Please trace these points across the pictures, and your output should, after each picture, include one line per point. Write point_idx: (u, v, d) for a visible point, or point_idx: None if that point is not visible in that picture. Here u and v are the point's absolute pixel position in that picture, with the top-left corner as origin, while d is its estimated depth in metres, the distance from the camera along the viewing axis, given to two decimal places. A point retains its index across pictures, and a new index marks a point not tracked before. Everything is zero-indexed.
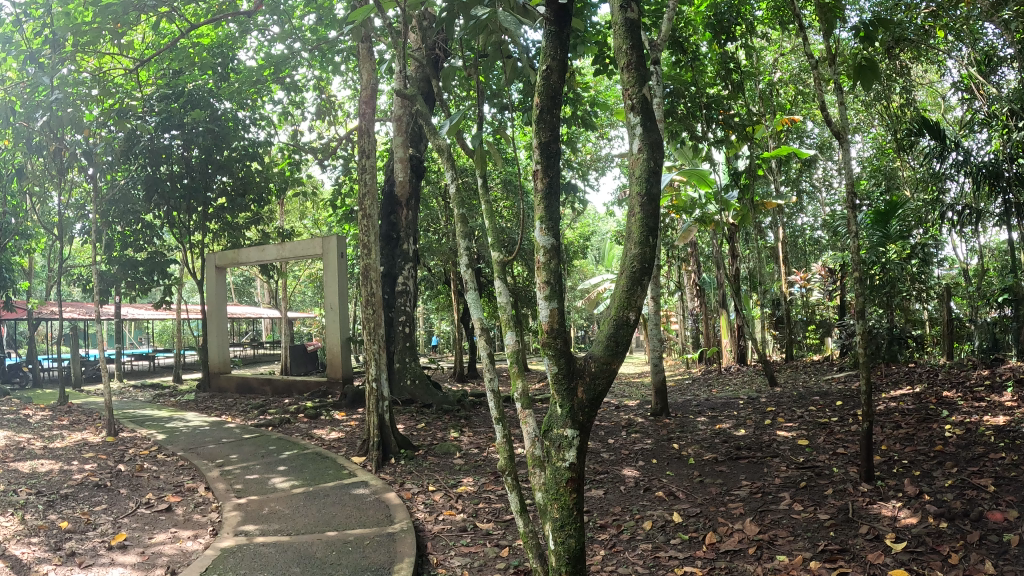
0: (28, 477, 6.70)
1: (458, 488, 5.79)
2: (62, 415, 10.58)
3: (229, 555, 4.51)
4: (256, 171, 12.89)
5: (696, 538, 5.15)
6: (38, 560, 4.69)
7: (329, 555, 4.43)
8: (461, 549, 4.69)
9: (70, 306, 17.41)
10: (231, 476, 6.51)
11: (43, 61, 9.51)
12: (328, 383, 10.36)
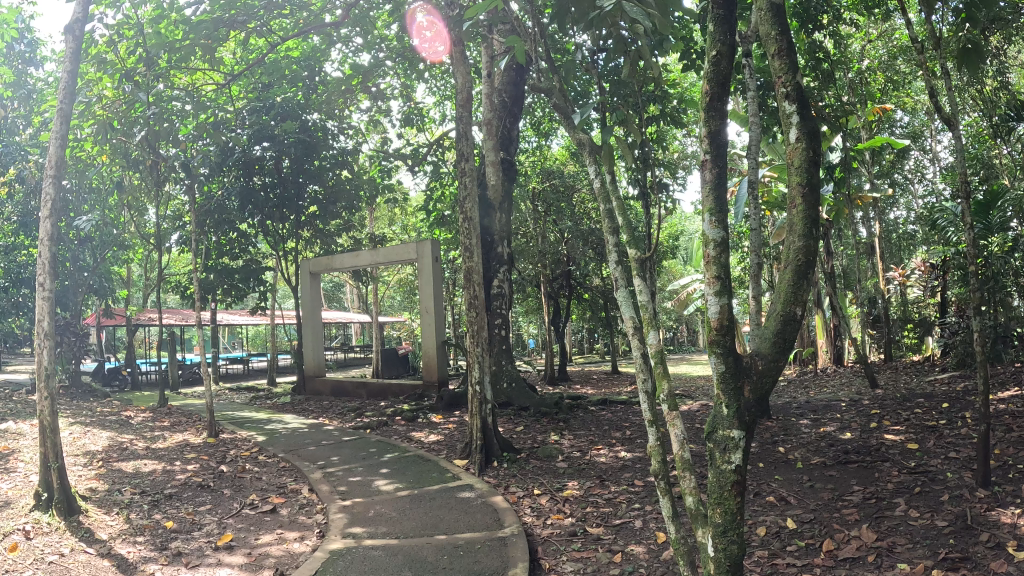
0: (133, 477, 6.96)
1: (565, 491, 5.73)
2: (162, 417, 11.00)
3: (339, 557, 4.57)
4: (345, 179, 13.19)
5: (813, 545, 4.93)
6: (145, 559, 4.85)
7: (442, 559, 4.42)
8: (573, 554, 4.61)
9: (169, 314, 18.17)
10: (335, 477, 6.61)
11: (139, 79, 9.84)
12: (424, 386, 10.46)
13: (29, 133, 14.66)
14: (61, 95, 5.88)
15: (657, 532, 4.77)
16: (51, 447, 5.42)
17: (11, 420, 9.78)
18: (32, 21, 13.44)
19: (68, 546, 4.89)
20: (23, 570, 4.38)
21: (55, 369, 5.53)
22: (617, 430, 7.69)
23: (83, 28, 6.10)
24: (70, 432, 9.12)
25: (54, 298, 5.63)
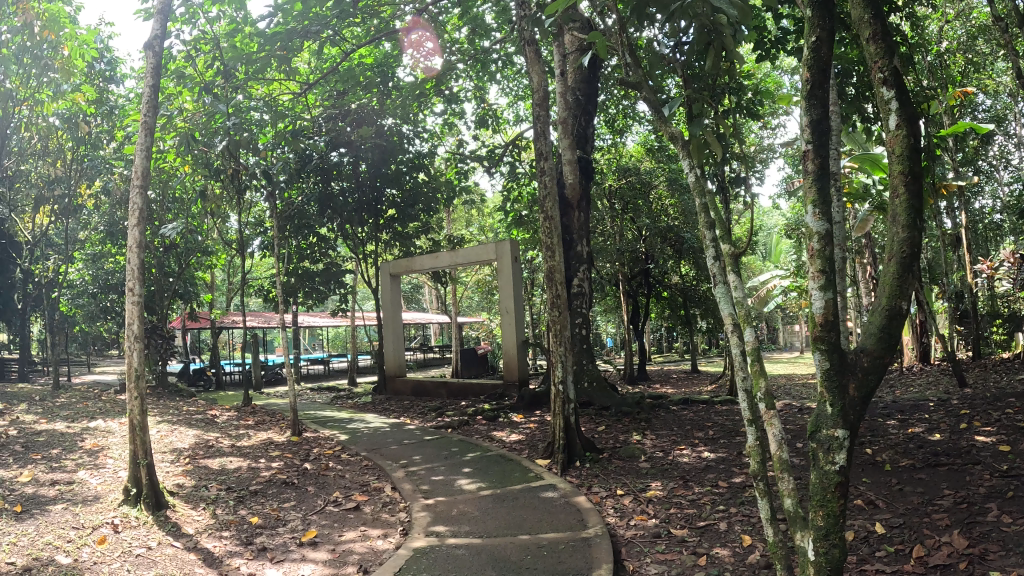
0: (219, 473, 7.25)
1: (648, 492, 5.72)
2: (246, 416, 11.41)
3: (422, 555, 4.66)
4: (423, 182, 13.70)
5: (903, 551, 4.77)
6: (230, 553, 5.06)
7: (526, 559, 4.47)
8: (657, 557, 4.59)
9: (252, 316, 18.86)
10: (417, 476, 6.75)
11: (218, 91, 10.06)
12: (504, 386, 10.59)
13: (116, 147, 15.41)
14: (144, 109, 6.17)
15: (743, 535, 4.70)
16: (140, 444, 5.70)
17: (106, 419, 10.32)
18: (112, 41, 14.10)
19: (156, 539, 5.15)
20: (113, 562, 4.65)
21: (144, 370, 5.80)
22: (700, 430, 7.61)
23: (161, 44, 6.39)
24: (160, 430, 9.56)
25: (142, 302, 5.93)
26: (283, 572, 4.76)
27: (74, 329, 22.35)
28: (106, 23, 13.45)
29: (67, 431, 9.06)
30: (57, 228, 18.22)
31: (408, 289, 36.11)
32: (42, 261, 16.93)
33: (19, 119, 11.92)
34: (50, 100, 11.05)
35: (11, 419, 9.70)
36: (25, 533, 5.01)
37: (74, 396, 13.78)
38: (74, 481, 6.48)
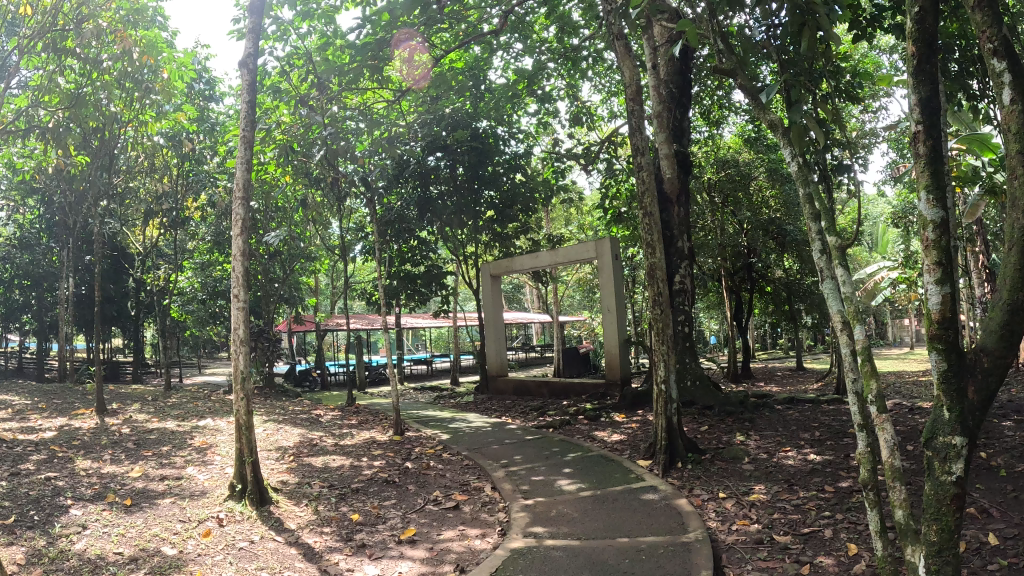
0: (322, 471, 7.45)
1: (751, 495, 5.50)
2: (350, 415, 11.73)
3: (520, 556, 4.63)
4: (520, 183, 13.55)
5: (1019, 566, 4.38)
6: (330, 549, 5.16)
7: (624, 563, 4.36)
8: (759, 564, 4.39)
9: (356, 318, 19.46)
10: (518, 476, 6.74)
11: (313, 102, 10.27)
12: (607, 386, 10.51)
13: (219, 161, 16.15)
14: (242, 124, 6.41)
15: (848, 543, 4.44)
16: (244, 443, 5.91)
17: (216, 418, 10.81)
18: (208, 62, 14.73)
19: (258, 533, 5.31)
20: (216, 554, 4.82)
21: (250, 372, 6.00)
22: (807, 430, 7.29)
23: (255, 60, 6.60)
24: (265, 428, 9.93)
25: (248, 307, 6.13)
26: (380, 569, 4.80)
27: (186, 334, 23.60)
28: (202, 45, 14.08)
29: (179, 430, 9.53)
30: (168, 239, 19.28)
31: (508, 289, 36.28)
32: (154, 270, 17.95)
33: (127, 140, 12.60)
34: (154, 120, 11.67)
35: (128, 419, 10.29)
36: (135, 525, 5.25)
37: (185, 397, 14.51)
38: (181, 476, 6.80)
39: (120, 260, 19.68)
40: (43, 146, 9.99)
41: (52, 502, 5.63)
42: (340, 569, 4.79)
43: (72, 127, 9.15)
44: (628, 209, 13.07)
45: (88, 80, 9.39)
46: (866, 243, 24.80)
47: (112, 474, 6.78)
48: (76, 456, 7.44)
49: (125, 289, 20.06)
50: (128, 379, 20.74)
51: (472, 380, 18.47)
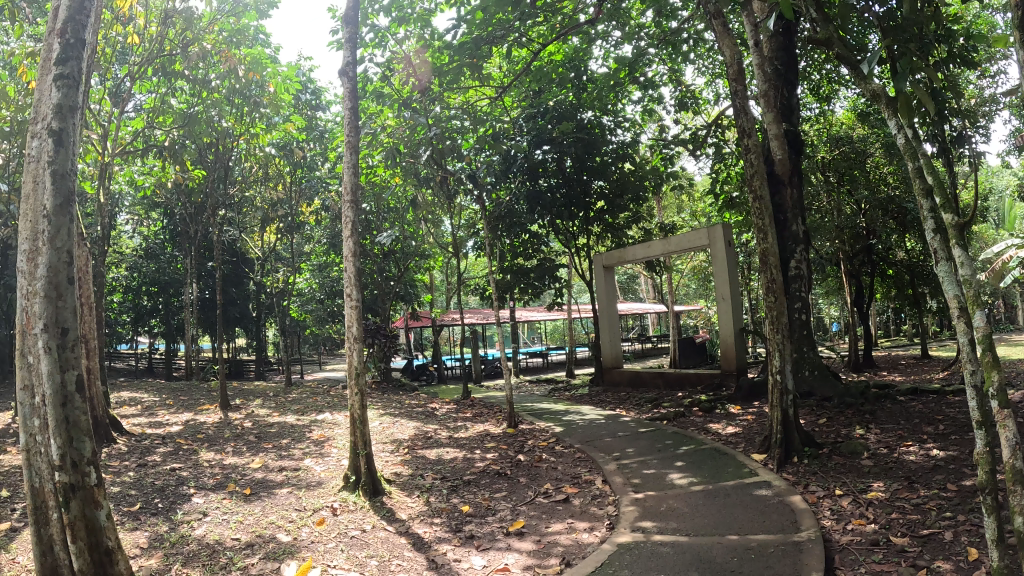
0: (435, 464, 7.61)
1: (869, 494, 5.20)
2: (465, 408, 11.95)
3: (627, 551, 4.56)
4: (629, 171, 13.21)
5: None
6: (439, 539, 5.21)
7: (732, 562, 4.21)
8: (873, 567, 4.13)
9: (473, 313, 19.93)
10: (629, 470, 6.63)
11: (417, 105, 10.07)
12: (722, 376, 10.30)
13: (329, 167, 16.77)
14: (346, 129, 6.55)
15: (969, 548, 4.10)
16: (360, 435, 6.07)
17: (334, 412, 11.31)
18: (311, 74, 15.34)
19: (370, 522, 5.44)
20: (329, 541, 4.94)
21: (364, 367, 6.16)
22: (935, 422, 6.82)
23: (354, 68, 6.77)
24: (382, 422, 10.25)
25: (361, 306, 6.31)
26: (486, 560, 4.79)
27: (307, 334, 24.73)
28: (303, 59, 14.69)
29: (298, 424, 10.00)
30: (286, 244, 20.30)
31: (621, 281, 35.78)
32: (274, 273, 18.94)
33: (241, 153, 13.38)
34: (264, 132, 12.30)
35: (251, 414, 10.90)
36: (253, 513, 5.50)
37: (306, 392, 15.21)
38: (299, 468, 7.11)
39: (240, 265, 20.97)
40: (161, 163, 10.76)
41: (176, 492, 6.02)
42: (447, 558, 4.81)
43: (185, 143, 9.82)
44: (739, 193, 12.69)
45: (198, 99, 10.01)
46: (1001, 217, 22.98)
47: (234, 466, 7.20)
48: (200, 448, 7.96)
49: (246, 292, 21.29)
50: (249, 375, 22.02)
51: (586, 372, 18.38)
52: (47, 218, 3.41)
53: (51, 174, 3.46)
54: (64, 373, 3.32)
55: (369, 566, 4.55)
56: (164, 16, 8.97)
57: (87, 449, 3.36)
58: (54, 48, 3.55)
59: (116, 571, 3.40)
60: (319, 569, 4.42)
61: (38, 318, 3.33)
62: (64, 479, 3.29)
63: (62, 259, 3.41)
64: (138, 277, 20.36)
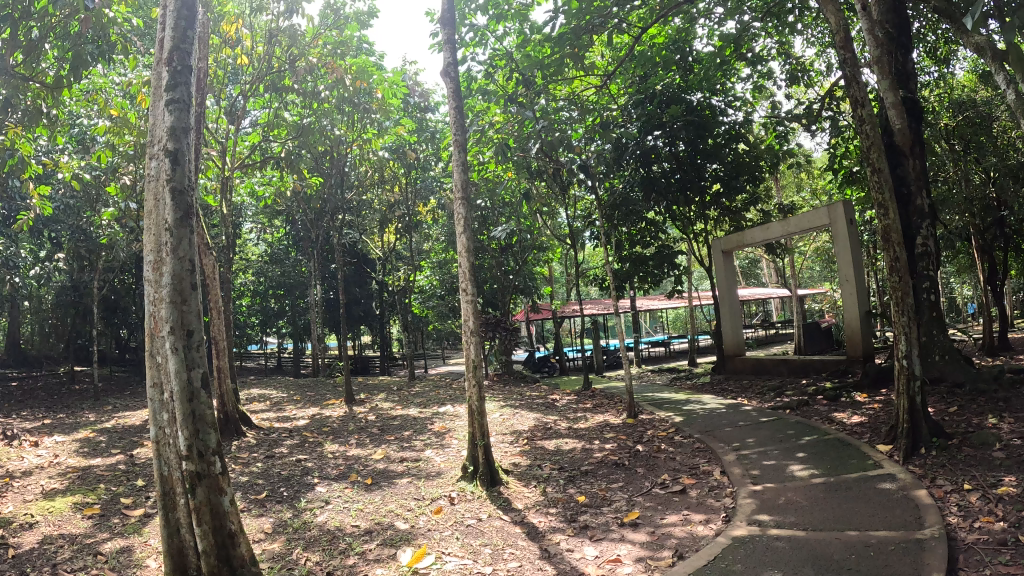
0: (554, 454, 7.12)
1: (1000, 489, 4.76)
2: (585, 399, 11.29)
3: (741, 544, 4.20)
4: (745, 151, 11.82)
5: None
6: (553, 529, 4.86)
7: (848, 559, 3.83)
8: (1000, 569, 3.71)
9: (592, 304, 19.81)
10: (747, 461, 6.04)
11: (522, 99, 9.17)
12: (848, 362, 9.77)
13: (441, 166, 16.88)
14: (452, 127, 6.08)
15: None
16: (478, 426, 5.87)
17: (456, 404, 11.38)
18: (418, 78, 15.72)
19: (486, 512, 5.26)
20: (445, 529, 4.87)
21: (482, 360, 5.92)
22: None
23: (455, 65, 6.21)
24: (502, 413, 10.02)
25: (477, 300, 6.04)
26: (599, 550, 4.41)
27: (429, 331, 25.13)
28: (409, 63, 15.08)
29: (420, 417, 10.17)
30: (405, 243, 20.85)
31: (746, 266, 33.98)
32: (396, 271, 19.54)
33: (354, 160, 13.88)
34: (375, 137, 12.54)
35: (374, 408, 11.30)
36: (373, 501, 5.64)
37: (429, 386, 15.48)
38: (419, 459, 7.20)
39: (362, 266, 21.84)
40: (280, 173, 11.13)
41: (301, 481, 6.42)
42: (560, 548, 4.50)
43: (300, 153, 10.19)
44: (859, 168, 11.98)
45: (310, 110, 10.63)
46: None
47: (358, 457, 7.47)
48: (325, 441, 8.40)
49: (369, 291, 22.09)
50: (377, 372, 22.83)
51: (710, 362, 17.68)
52: (169, 230, 3.54)
53: (170, 190, 3.60)
54: (191, 371, 3.45)
55: (483, 554, 4.41)
56: (270, 36, 9.46)
57: (212, 440, 3.49)
58: (163, 76, 3.71)
59: (239, 554, 3.51)
60: (434, 555, 4.36)
61: (165, 320, 3.46)
62: (191, 467, 3.42)
63: (186, 268, 3.54)
64: (265, 281, 21.61)
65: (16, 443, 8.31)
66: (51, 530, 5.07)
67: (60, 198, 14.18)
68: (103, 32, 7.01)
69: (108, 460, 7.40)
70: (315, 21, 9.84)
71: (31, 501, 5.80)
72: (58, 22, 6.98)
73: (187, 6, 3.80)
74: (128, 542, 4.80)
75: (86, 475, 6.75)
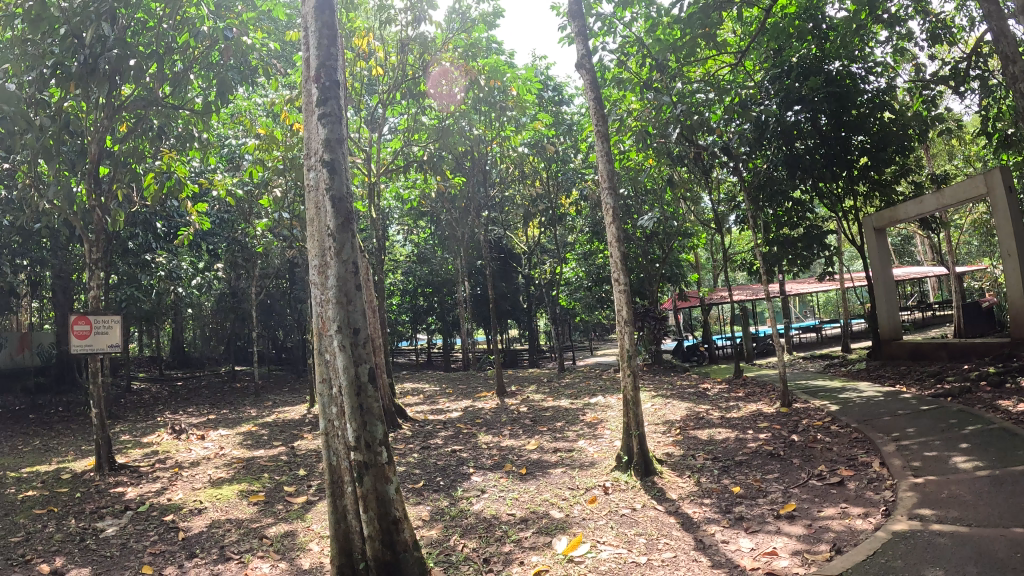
0: (707, 444, 6.98)
1: None
2: (736, 387, 10.98)
3: (900, 541, 3.99)
4: (891, 120, 11.08)
5: None
6: (708, 520, 4.80)
7: (1018, 558, 3.54)
8: None
9: (738, 291, 19.09)
10: (908, 451, 5.71)
11: (657, 84, 8.65)
12: (1012, 346, 8.97)
13: (582, 158, 16.48)
14: (592, 118, 6.11)
15: None
16: (632, 416, 5.86)
17: (606, 394, 11.27)
18: (549, 72, 15.68)
19: (640, 502, 5.24)
20: (600, 519, 4.91)
21: (636, 349, 5.90)
22: None
23: (589, 57, 6.20)
24: (653, 403, 9.79)
25: (630, 290, 5.95)
26: (755, 543, 4.31)
27: (575, 322, 24.91)
28: (539, 58, 15.04)
29: (572, 407, 10.16)
30: (544, 236, 20.87)
31: (899, 244, 31.69)
32: (540, 264, 19.65)
33: (497, 156, 14.05)
34: (515, 134, 12.60)
35: (525, 399, 11.44)
36: (528, 490, 5.75)
37: (579, 375, 15.42)
38: (572, 449, 7.17)
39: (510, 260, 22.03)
40: (424, 175, 11.36)
41: (456, 471, 6.62)
42: (715, 539, 4.43)
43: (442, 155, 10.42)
44: (1016, 128, 10.96)
45: (447, 113, 10.78)
46: None
47: (513, 447, 7.58)
48: (478, 432, 8.62)
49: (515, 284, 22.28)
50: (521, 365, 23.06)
51: (865, 346, 16.65)
52: (332, 235, 3.75)
53: (330, 199, 3.79)
54: (358, 367, 3.64)
55: (637, 544, 4.42)
56: (401, 46, 9.81)
57: (379, 431, 3.68)
58: (314, 92, 3.90)
59: (403, 540, 3.66)
60: (589, 543, 4.42)
61: (333, 319, 3.69)
62: (360, 457, 3.63)
63: (350, 269, 3.73)
64: (415, 280, 22.47)
65: (185, 437, 9.10)
66: (218, 516, 5.52)
67: (216, 213, 15.31)
68: (243, 58, 7.51)
69: (270, 452, 7.95)
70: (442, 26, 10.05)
71: (201, 488, 6.36)
72: (199, 52, 7.52)
73: (327, 22, 3.94)
74: (291, 527, 5.16)
75: (252, 464, 7.31)
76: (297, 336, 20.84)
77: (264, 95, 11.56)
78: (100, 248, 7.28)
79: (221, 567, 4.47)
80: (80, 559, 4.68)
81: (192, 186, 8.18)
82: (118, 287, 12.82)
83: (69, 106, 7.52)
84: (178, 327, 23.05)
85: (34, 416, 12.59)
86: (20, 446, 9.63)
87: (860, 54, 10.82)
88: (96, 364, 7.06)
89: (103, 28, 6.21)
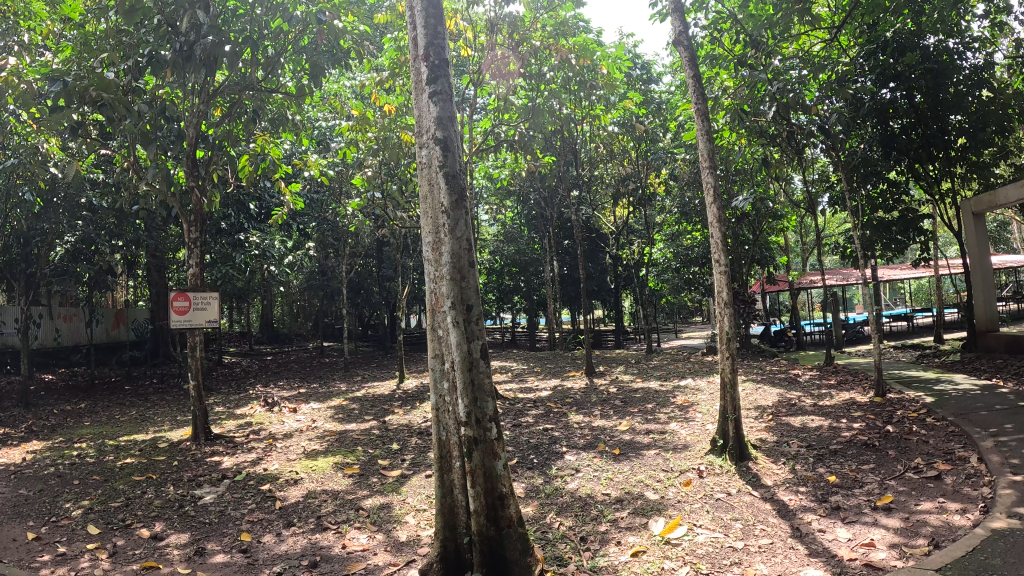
0: (801, 431, 6.80)
1: None
2: (828, 374, 10.70)
3: (1001, 538, 3.81)
4: (992, 99, 10.41)
5: None
6: (804, 508, 4.68)
7: None
8: None
9: (829, 276, 18.47)
10: (1006, 448, 5.42)
11: (751, 61, 8.27)
12: None
13: (669, 137, 16.20)
14: (692, 96, 5.97)
15: None
16: (729, 399, 5.75)
17: (695, 377, 11.14)
18: (637, 50, 15.44)
19: (735, 487, 5.16)
20: (695, 502, 4.86)
21: (735, 332, 5.78)
22: None
23: (686, 33, 6.06)
24: (744, 388, 9.61)
25: (730, 271, 5.84)
26: (852, 533, 4.20)
27: (661, 304, 24.53)
28: (626, 35, 14.73)
29: (662, 389, 10.06)
30: (633, 215, 20.55)
31: (995, 230, 30.07)
32: (628, 245, 19.44)
33: (585, 135, 13.98)
34: (603, 113, 12.50)
35: (615, 380, 11.37)
36: (622, 471, 5.74)
37: (668, 357, 15.21)
38: (665, 431, 7.10)
39: (597, 240, 21.89)
40: (514, 154, 11.33)
41: (550, 449, 6.66)
42: (812, 528, 4.33)
43: (533, 135, 10.67)
44: None
45: (536, 92, 10.76)
46: None
47: (604, 427, 7.56)
48: (569, 411, 8.65)
49: (602, 266, 22.10)
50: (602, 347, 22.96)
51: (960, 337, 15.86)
52: (446, 213, 3.78)
53: (444, 175, 3.81)
54: (470, 343, 3.69)
55: (734, 528, 4.36)
56: (490, 27, 9.78)
57: (489, 407, 3.71)
58: (423, 71, 3.93)
59: (508, 515, 3.70)
60: (685, 526, 4.39)
61: (446, 296, 3.74)
62: (470, 432, 3.67)
63: (463, 246, 3.76)
64: (502, 259, 22.63)
65: (278, 409, 9.45)
66: (314, 486, 5.71)
67: (308, 193, 15.69)
68: (335, 41, 7.69)
69: (361, 426, 8.17)
70: (530, 6, 9.99)
71: (295, 459, 6.60)
72: (291, 36, 7.76)
73: (434, 2, 3.94)
74: (386, 500, 5.29)
75: (343, 438, 7.54)
76: (385, 314, 21.33)
77: (353, 77, 11.76)
78: (196, 228, 7.58)
79: (319, 536, 4.64)
80: (178, 525, 4.93)
81: (285, 167, 8.42)
82: (213, 266, 13.32)
83: (166, 92, 7.84)
84: (269, 304, 23.88)
85: (130, 388, 13.29)
86: (119, 416, 10.17)
87: (958, 29, 10.22)
88: (195, 339, 7.40)
89: (198, 15, 6.47)
